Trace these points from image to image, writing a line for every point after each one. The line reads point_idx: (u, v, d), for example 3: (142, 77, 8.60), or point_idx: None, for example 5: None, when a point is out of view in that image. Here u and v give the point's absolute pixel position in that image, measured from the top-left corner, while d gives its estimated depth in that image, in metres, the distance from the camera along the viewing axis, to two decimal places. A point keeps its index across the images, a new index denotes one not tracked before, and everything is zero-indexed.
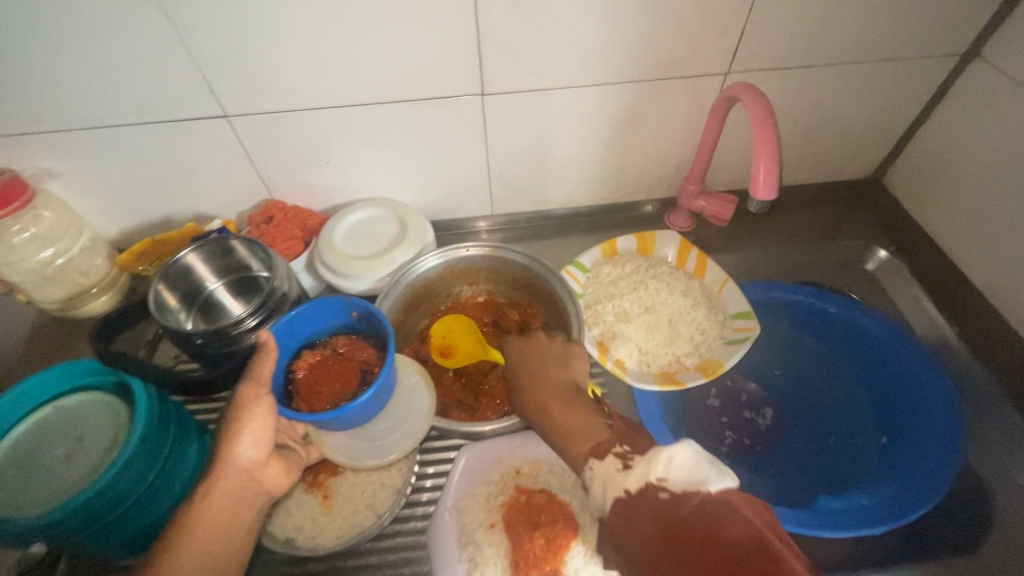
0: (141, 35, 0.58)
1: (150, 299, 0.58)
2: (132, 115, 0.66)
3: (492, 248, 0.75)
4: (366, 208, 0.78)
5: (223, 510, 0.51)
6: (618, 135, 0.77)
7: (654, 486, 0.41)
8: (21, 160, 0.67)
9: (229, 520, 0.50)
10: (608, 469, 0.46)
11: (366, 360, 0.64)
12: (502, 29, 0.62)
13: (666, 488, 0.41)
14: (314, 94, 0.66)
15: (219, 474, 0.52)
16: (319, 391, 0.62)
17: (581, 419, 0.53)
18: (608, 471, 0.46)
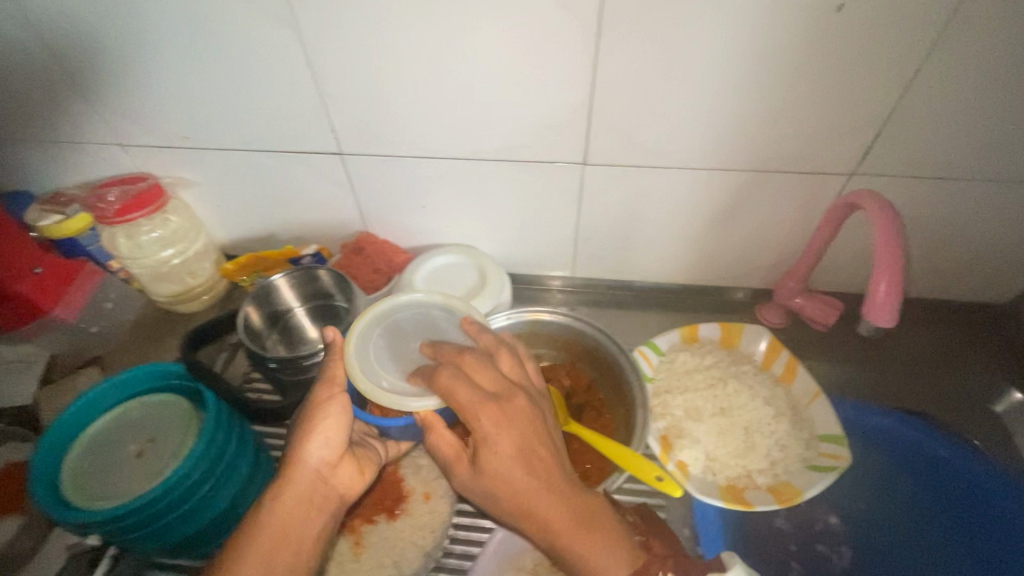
0: (280, 77, 0.64)
1: (240, 319, 0.62)
2: (260, 143, 0.72)
3: (535, 313, 0.73)
4: (438, 263, 0.79)
5: (288, 515, 0.50)
6: (716, 220, 0.73)
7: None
8: (164, 170, 0.76)
9: (297, 521, 0.50)
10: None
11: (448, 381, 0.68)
12: (614, 106, 0.61)
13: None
14: (422, 146, 0.69)
15: (290, 475, 0.52)
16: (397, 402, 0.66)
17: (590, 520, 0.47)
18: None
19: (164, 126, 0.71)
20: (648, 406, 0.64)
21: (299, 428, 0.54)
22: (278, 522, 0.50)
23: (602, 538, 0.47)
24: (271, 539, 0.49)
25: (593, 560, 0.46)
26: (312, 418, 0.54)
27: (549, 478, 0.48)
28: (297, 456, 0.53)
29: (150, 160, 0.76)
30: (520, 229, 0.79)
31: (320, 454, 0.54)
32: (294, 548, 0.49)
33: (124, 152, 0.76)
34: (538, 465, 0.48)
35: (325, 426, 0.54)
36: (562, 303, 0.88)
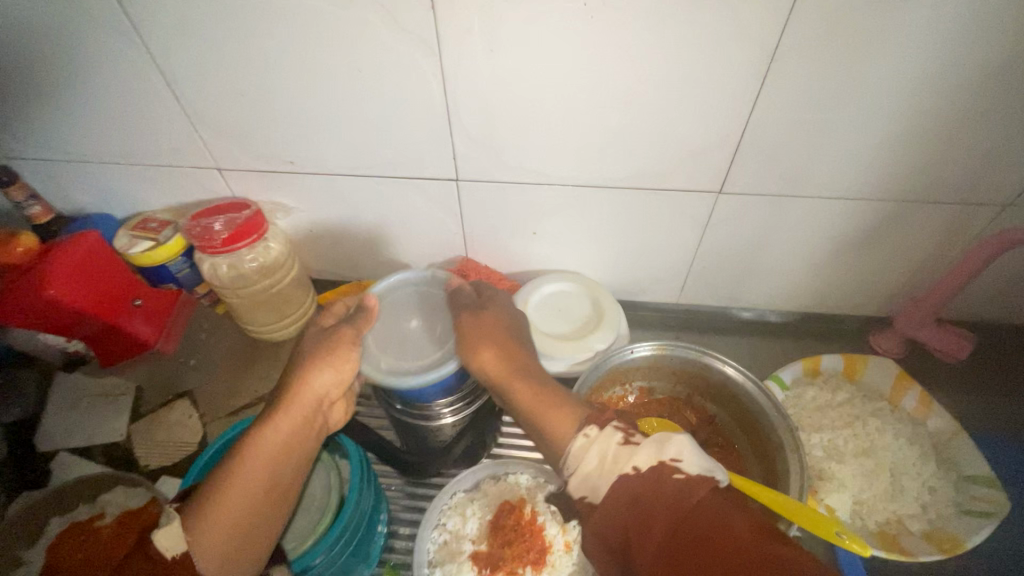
0: (411, 100, 0.60)
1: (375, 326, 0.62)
2: (372, 169, 0.68)
3: (660, 347, 0.69)
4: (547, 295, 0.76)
5: (288, 440, 0.49)
6: (845, 248, 0.71)
7: (669, 468, 0.42)
8: (265, 195, 0.73)
9: (290, 448, 0.49)
10: (608, 444, 0.47)
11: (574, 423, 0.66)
12: (765, 134, 0.59)
13: (681, 470, 0.42)
14: (549, 172, 0.66)
15: (298, 398, 0.50)
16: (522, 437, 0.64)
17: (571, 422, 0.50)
18: (608, 447, 0.46)
19: (272, 151, 0.68)
20: (801, 450, 0.59)
21: (319, 354, 0.52)
22: (270, 451, 0.48)
23: (557, 408, 0.51)
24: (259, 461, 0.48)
25: (551, 425, 0.50)
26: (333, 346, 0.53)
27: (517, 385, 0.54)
28: (307, 382, 0.51)
29: (251, 185, 0.72)
30: (632, 257, 0.76)
31: (328, 384, 0.52)
32: (278, 468, 0.49)
33: (220, 175, 0.72)
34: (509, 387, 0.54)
35: (342, 358, 0.53)
36: (664, 330, 0.85)
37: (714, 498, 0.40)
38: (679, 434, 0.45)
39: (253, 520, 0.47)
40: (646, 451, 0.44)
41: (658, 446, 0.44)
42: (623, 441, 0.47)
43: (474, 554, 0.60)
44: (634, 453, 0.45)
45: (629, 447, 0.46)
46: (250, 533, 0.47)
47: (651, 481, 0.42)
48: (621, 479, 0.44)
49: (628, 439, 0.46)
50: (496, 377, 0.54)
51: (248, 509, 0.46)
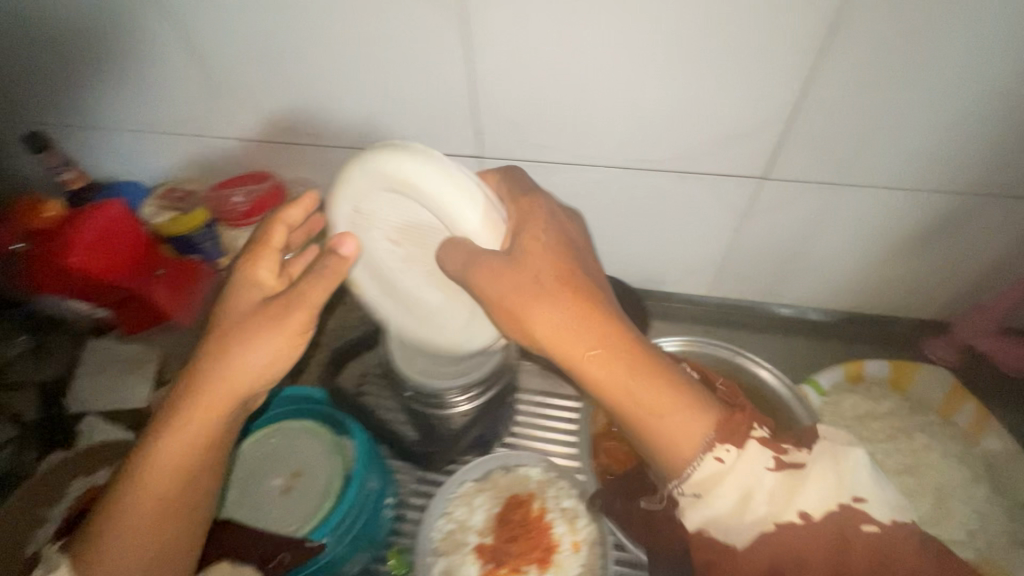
0: (434, 72, 0.57)
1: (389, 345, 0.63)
2: (393, 144, 0.66)
3: (690, 342, 0.66)
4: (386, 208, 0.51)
5: (192, 432, 0.41)
6: (900, 245, 0.65)
7: (852, 513, 0.40)
8: (287, 168, 0.72)
9: (203, 445, 0.42)
10: (750, 468, 0.42)
11: (613, 417, 0.66)
12: (818, 115, 0.53)
13: (867, 515, 0.40)
14: (577, 153, 0.62)
15: (218, 375, 0.42)
16: (614, 444, 0.64)
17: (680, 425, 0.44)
18: (750, 474, 0.41)
19: (292, 123, 0.66)
20: None
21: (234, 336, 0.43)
22: (161, 466, 0.41)
23: (676, 403, 0.44)
24: (164, 475, 0.41)
25: (673, 432, 0.44)
26: (252, 323, 0.43)
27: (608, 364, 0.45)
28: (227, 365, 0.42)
29: (272, 158, 0.71)
30: (663, 246, 0.71)
31: (260, 366, 0.43)
32: (207, 478, 0.43)
33: (243, 147, 0.71)
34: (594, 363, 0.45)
35: (263, 334, 0.43)
36: (692, 324, 0.80)
37: (841, 524, 0.40)
38: (852, 451, 0.42)
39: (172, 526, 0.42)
40: (810, 484, 0.41)
41: (834, 480, 0.41)
42: (771, 465, 0.42)
43: (480, 546, 0.59)
44: (796, 493, 0.41)
45: (790, 473, 0.42)
46: (167, 564, 0.42)
47: (822, 527, 0.40)
48: (778, 525, 0.40)
49: (780, 461, 0.42)
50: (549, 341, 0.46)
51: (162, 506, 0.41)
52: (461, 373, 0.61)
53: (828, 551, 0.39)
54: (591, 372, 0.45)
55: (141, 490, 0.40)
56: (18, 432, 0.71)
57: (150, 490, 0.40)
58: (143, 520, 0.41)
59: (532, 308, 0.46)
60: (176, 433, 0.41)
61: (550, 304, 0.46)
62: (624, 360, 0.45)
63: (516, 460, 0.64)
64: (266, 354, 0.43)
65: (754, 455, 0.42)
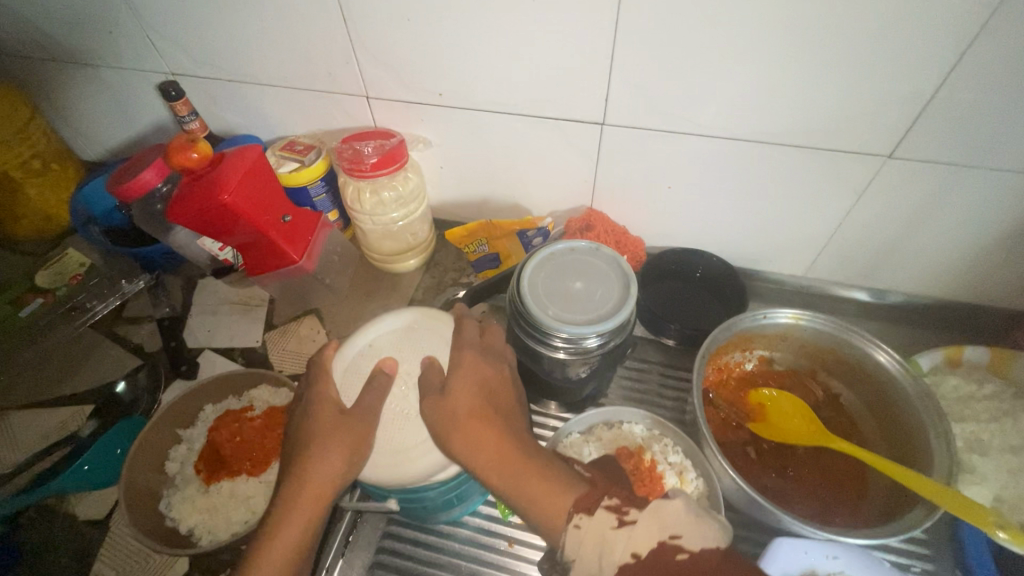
0: (574, 36, 0.59)
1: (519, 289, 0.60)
2: (517, 107, 0.68)
3: (796, 316, 0.67)
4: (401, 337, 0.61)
5: (292, 539, 0.50)
6: (1014, 233, 0.65)
7: (670, 547, 0.46)
8: (406, 127, 0.75)
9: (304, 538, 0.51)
10: (602, 526, 0.47)
11: (711, 383, 0.71)
12: (957, 94, 0.55)
13: (681, 549, 0.46)
14: (700, 124, 0.64)
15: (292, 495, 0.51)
16: (713, 410, 0.70)
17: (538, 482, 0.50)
18: (602, 530, 0.47)
19: (421, 82, 0.69)
20: (950, 435, 0.56)
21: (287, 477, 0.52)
22: (294, 519, 0.51)
23: (548, 491, 0.50)
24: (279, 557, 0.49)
25: (550, 499, 0.50)
26: (301, 477, 0.52)
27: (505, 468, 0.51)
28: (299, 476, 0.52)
29: (394, 116, 0.75)
30: (766, 222, 0.73)
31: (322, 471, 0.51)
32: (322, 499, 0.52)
33: (368, 105, 0.75)
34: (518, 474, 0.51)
35: (314, 461, 0.52)
36: (781, 302, 0.82)
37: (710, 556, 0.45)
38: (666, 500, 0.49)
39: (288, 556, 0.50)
40: (641, 530, 0.47)
41: (652, 523, 0.47)
42: (615, 523, 0.48)
43: None
44: (631, 535, 0.47)
45: (624, 530, 0.47)
46: None
47: (651, 563, 0.45)
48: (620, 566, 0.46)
49: (622, 520, 0.48)
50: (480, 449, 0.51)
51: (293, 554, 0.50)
52: (587, 322, 0.57)
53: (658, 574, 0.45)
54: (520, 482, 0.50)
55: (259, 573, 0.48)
56: (146, 359, 0.76)
57: (266, 556, 0.49)
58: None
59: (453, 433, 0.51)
60: (278, 540, 0.50)
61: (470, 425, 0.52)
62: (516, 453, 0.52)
63: (620, 415, 0.67)
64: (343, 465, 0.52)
65: (600, 514, 0.48)
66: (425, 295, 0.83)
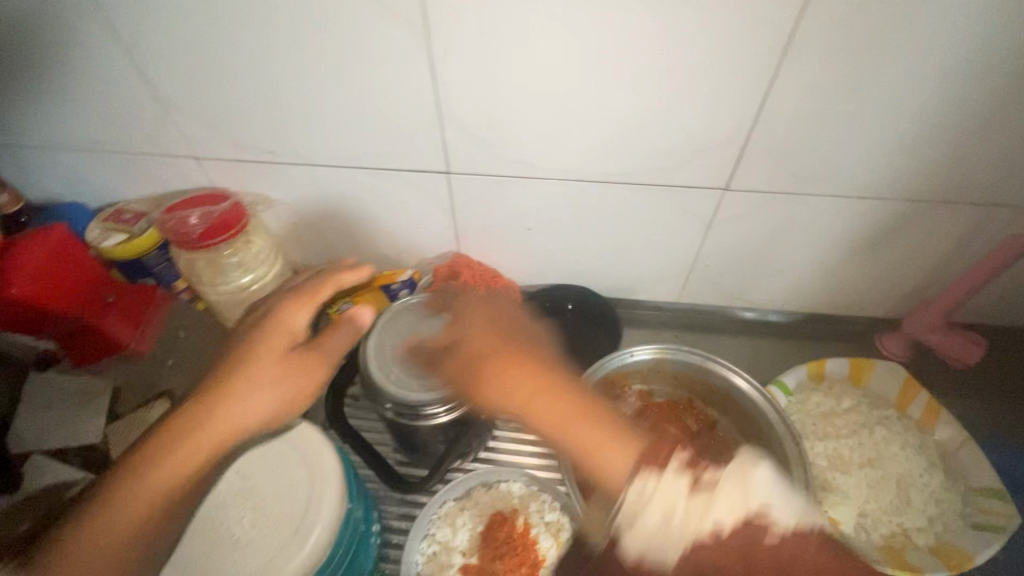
0: (397, 87, 0.56)
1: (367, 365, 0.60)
2: (356, 159, 0.64)
3: (661, 350, 0.68)
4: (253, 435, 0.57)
5: (144, 503, 0.42)
6: (855, 247, 0.68)
7: (756, 522, 0.38)
8: (244, 187, 0.69)
9: (147, 519, 0.42)
10: (669, 493, 0.40)
11: None
12: (777, 127, 0.55)
13: (773, 524, 0.38)
14: (543, 166, 0.62)
15: (179, 419, 0.44)
16: None
17: (608, 437, 0.45)
18: (670, 496, 0.40)
19: (249, 140, 0.64)
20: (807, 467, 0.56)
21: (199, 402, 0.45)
22: (158, 490, 0.42)
23: (607, 441, 0.45)
24: (173, 466, 0.43)
25: (608, 460, 0.44)
26: (166, 446, 0.43)
27: (542, 413, 0.46)
28: (220, 416, 0.45)
29: (227, 176, 0.68)
30: (632, 254, 0.72)
31: (252, 416, 0.47)
32: (172, 489, 0.43)
33: (196, 164, 0.68)
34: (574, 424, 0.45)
35: (214, 429, 0.44)
36: (661, 329, 0.82)
37: (794, 542, 0.37)
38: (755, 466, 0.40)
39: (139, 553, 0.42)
40: (719, 505, 0.39)
41: (728, 485, 0.39)
42: (687, 489, 0.40)
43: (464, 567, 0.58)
44: (710, 504, 0.39)
45: (702, 495, 0.39)
46: (145, 546, 0.42)
47: (715, 545, 0.38)
48: (691, 544, 0.39)
49: (695, 485, 0.40)
50: (482, 372, 0.50)
51: (133, 539, 0.41)
52: (432, 388, 0.57)
53: (726, 550, 0.38)
54: (574, 430, 0.45)
55: (116, 514, 0.41)
56: None
57: (114, 526, 0.40)
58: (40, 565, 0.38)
59: (490, 381, 0.50)
60: (154, 474, 0.42)
61: (516, 358, 0.50)
62: (576, 403, 0.47)
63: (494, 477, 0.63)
64: (260, 410, 0.47)
65: (671, 476, 0.41)
66: None
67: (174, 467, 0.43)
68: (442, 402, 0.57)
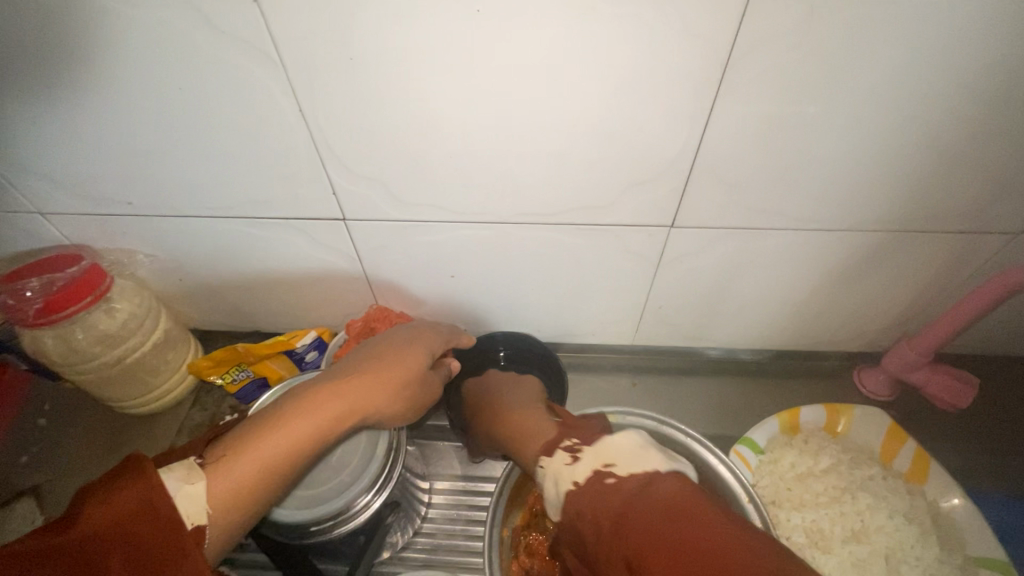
0: (261, 128, 0.46)
1: None
2: (234, 209, 0.54)
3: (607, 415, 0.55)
4: None
5: (270, 453, 0.39)
6: (825, 282, 0.59)
7: (604, 474, 0.41)
8: (109, 244, 0.58)
9: (263, 475, 0.38)
10: (557, 464, 0.44)
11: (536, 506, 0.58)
12: (724, 157, 0.46)
13: (614, 474, 0.40)
14: (457, 209, 0.52)
15: (341, 386, 0.44)
16: (538, 543, 0.57)
17: (530, 419, 0.52)
18: (557, 466, 0.44)
19: (100, 192, 0.53)
20: None
21: (360, 386, 0.45)
22: (289, 444, 0.40)
23: (532, 426, 0.50)
24: (285, 440, 0.40)
25: (525, 437, 0.50)
26: (314, 398, 0.42)
27: (510, 426, 0.52)
28: (371, 385, 0.45)
29: (85, 233, 0.57)
30: (574, 296, 0.63)
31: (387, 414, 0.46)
32: (277, 467, 0.39)
33: (45, 222, 0.56)
34: (516, 420, 0.52)
35: (364, 397, 0.44)
36: (618, 373, 0.73)
37: (653, 483, 0.38)
38: (631, 434, 0.45)
39: (239, 518, 0.38)
40: (587, 461, 0.43)
41: (597, 455, 0.43)
42: (569, 458, 0.44)
43: None
44: (575, 466, 0.43)
45: (574, 460, 0.43)
46: (238, 520, 0.38)
47: (587, 491, 0.40)
48: (567, 495, 0.41)
49: (574, 456, 0.44)
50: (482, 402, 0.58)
51: (250, 492, 0.38)
52: (312, 506, 0.45)
53: (603, 506, 0.38)
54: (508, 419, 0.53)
55: (242, 460, 0.38)
56: None
57: (238, 469, 0.38)
58: (124, 505, 0.32)
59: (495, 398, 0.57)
60: (293, 423, 0.41)
61: (507, 389, 0.59)
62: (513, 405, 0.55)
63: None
64: (392, 406, 0.46)
65: (558, 455, 0.45)
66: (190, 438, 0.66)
67: (306, 423, 0.41)
68: (338, 506, 0.46)
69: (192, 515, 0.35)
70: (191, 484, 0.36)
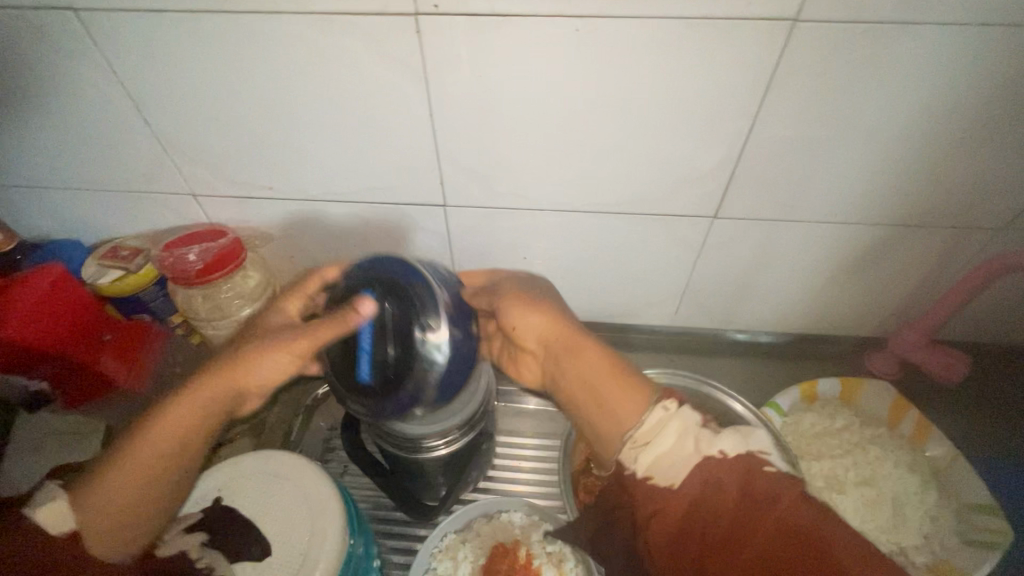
0: (393, 130, 0.58)
1: None
2: (354, 195, 0.65)
3: (657, 375, 0.69)
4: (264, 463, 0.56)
5: (162, 456, 0.46)
6: (839, 272, 0.70)
7: (757, 459, 0.52)
8: (243, 223, 0.70)
9: (161, 472, 0.46)
10: (686, 425, 0.54)
11: None
12: (761, 160, 0.58)
13: (771, 464, 0.52)
14: (538, 200, 0.64)
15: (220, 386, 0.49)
16: None
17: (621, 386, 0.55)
18: (687, 429, 0.54)
19: (248, 179, 0.65)
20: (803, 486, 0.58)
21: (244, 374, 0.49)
22: (172, 450, 0.46)
23: (627, 400, 0.55)
24: (143, 458, 0.45)
25: (620, 413, 0.55)
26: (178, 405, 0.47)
27: (605, 385, 0.56)
28: (229, 371, 0.50)
29: (226, 214, 0.69)
30: (625, 280, 0.74)
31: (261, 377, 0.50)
32: (176, 459, 0.47)
33: (194, 203, 0.69)
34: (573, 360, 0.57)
35: (254, 372, 0.50)
36: (657, 352, 0.83)
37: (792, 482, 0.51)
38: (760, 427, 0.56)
39: (135, 521, 0.45)
40: (727, 443, 0.53)
41: (741, 441, 0.53)
42: (697, 423, 0.55)
43: None
44: (716, 442, 0.53)
45: (708, 435, 0.53)
46: (145, 519, 0.46)
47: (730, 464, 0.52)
48: (700, 462, 0.52)
49: (706, 429, 0.54)
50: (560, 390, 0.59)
51: (143, 497, 0.45)
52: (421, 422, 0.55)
53: (752, 505, 0.48)
54: (580, 364, 0.57)
55: (119, 478, 0.44)
56: None
57: (109, 484, 0.44)
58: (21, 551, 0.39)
59: (542, 332, 0.58)
60: (158, 437, 0.46)
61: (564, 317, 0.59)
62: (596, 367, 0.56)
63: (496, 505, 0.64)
64: (264, 371, 0.50)
65: (687, 414, 0.55)
66: (291, 395, 0.77)
67: (183, 423, 0.47)
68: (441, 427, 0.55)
69: (53, 525, 0.42)
70: (54, 502, 0.43)
